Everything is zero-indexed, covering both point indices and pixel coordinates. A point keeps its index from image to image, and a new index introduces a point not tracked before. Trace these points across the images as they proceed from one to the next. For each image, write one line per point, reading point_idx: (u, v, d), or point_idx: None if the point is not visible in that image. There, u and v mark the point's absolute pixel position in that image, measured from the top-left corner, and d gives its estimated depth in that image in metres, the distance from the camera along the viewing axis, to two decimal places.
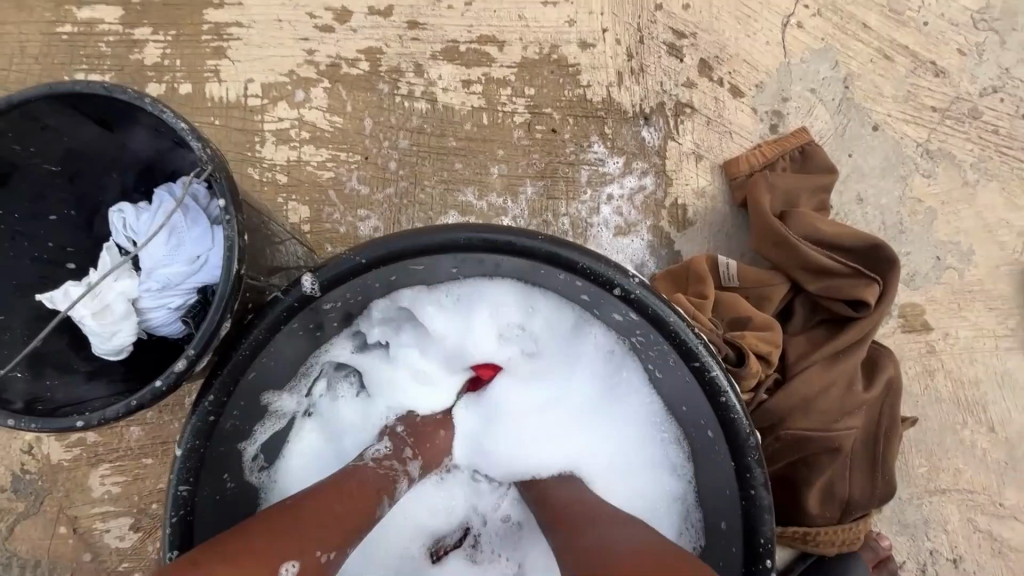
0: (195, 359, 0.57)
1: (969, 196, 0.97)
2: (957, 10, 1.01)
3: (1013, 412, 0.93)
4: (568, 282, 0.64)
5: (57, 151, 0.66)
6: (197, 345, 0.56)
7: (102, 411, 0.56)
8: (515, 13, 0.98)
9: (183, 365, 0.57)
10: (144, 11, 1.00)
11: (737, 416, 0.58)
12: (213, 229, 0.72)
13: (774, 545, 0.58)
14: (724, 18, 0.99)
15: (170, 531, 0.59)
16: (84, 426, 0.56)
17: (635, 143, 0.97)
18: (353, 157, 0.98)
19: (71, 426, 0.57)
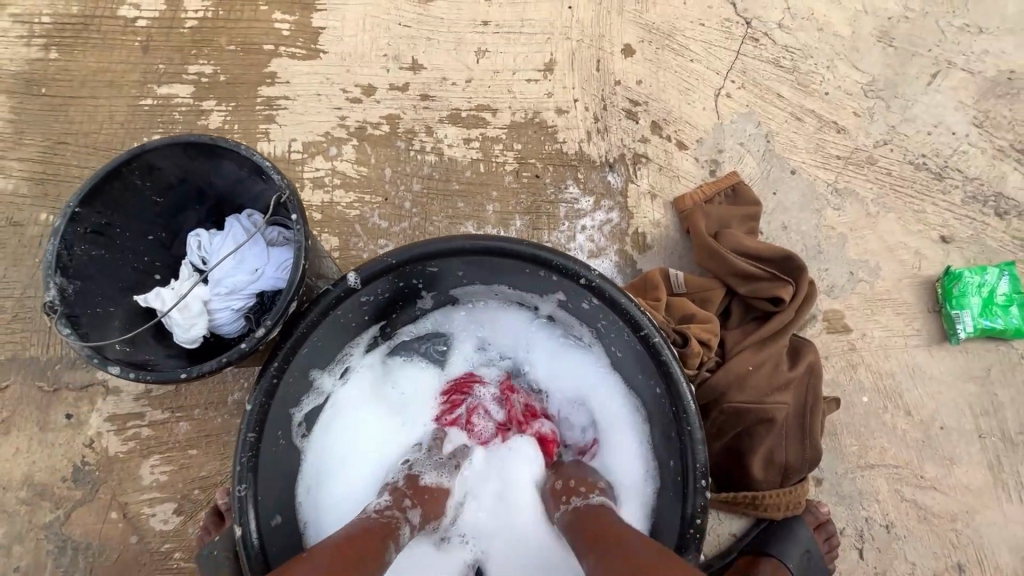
0: (269, 329, 0.80)
1: (873, 224, 1.21)
2: (850, 83, 1.29)
3: (925, 398, 1.11)
4: (547, 278, 0.85)
5: (164, 185, 0.88)
6: (273, 318, 0.79)
7: (201, 366, 0.78)
8: (505, 87, 1.25)
9: (266, 331, 0.79)
10: (210, 88, 1.27)
11: (674, 371, 0.78)
12: (269, 248, 0.93)
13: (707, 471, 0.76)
14: (668, 90, 1.26)
15: (241, 467, 0.75)
16: (188, 375, 0.77)
17: (603, 185, 1.21)
18: (376, 198, 1.21)
19: (177, 377, 0.77)
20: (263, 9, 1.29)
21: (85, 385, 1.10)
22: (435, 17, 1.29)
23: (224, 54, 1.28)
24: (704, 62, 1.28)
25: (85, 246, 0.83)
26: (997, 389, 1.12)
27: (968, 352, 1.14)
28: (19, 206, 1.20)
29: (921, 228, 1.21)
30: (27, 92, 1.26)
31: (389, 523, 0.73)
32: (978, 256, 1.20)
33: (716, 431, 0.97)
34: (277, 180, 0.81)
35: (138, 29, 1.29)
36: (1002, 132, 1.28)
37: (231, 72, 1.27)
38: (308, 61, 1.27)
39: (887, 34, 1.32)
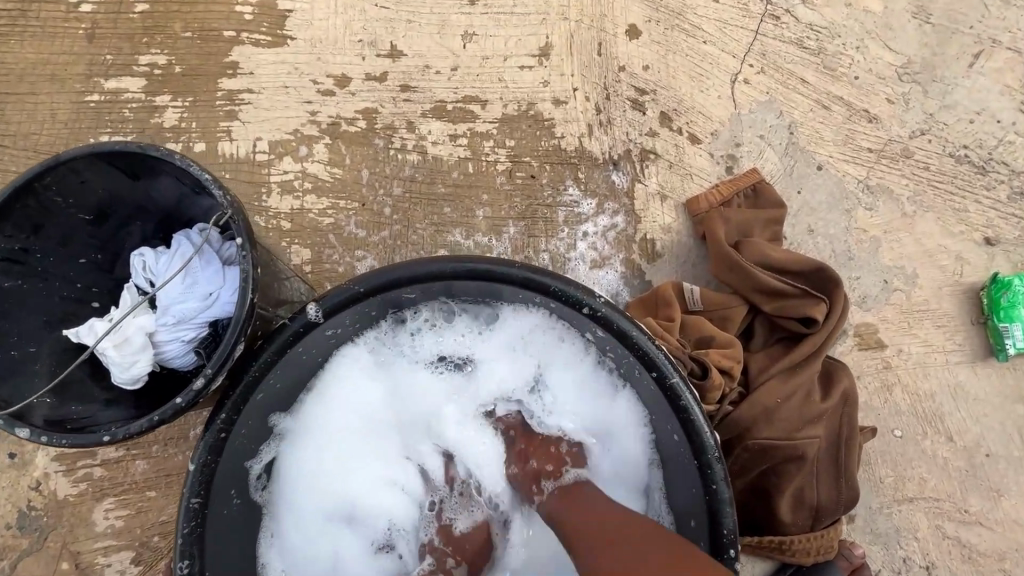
0: (212, 377, 0.66)
1: (909, 226, 1.08)
2: (883, 66, 1.15)
3: (969, 422, 1.00)
4: (543, 304, 0.73)
5: (91, 202, 0.76)
6: (215, 364, 0.65)
7: (129, 427, 0.65)
8: (495, 76, 1.11)
9: (205, 381, 0.65)
10: (165, 81, 1.13)
11: (693, 416, 0.67)
12: (225, 269, 0.81)
13: (737, 536, 0.66)
14: (679, 76, 1.12)
15: (184, 539, 0.65)
16: (112, 439, 0.65)
17: (607, 186, 1.08)
18: (352, 204, 1.08)
19: (99, 440, 0.65)
20: None
21: None
22: None
23: (179, 42, 1.14)
24: (719, 43, 1.14)
25: None
26: None
27: (1016, 370, 1.02)
28: None
29: (962, 229, 1.09)
30: None
31: None
32: None
33: (740, 469, 0.85)
34: (219, 195, 0.69)
35: (81, 14, 1.15)
36: None
37: (187, 63, 1.13)
38: (273, 48, 1.13)
39: (924, 9, 1.17)
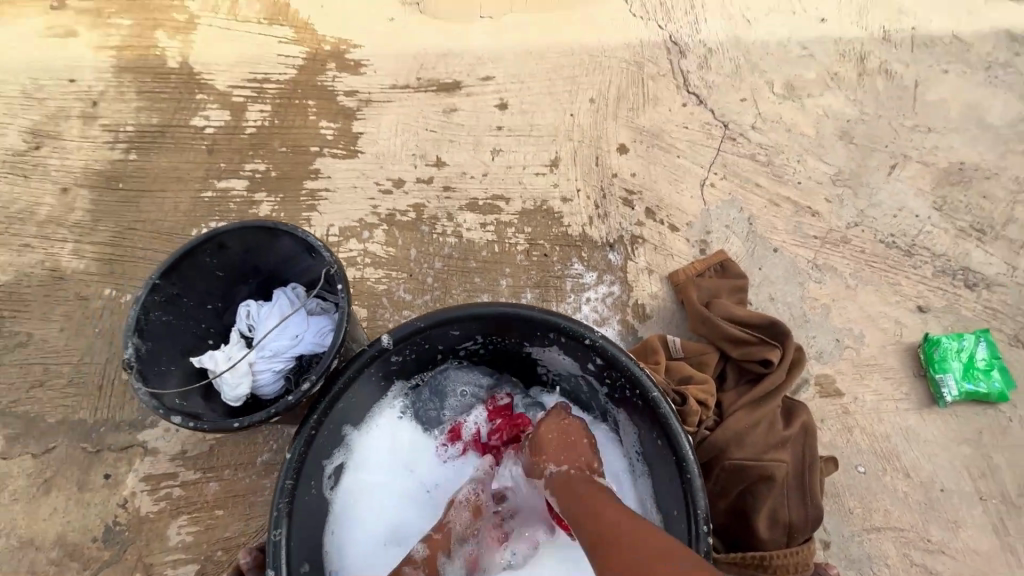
0: (314, 383, 0.90)
1: (853, 296, 1.33)
2: (819, 174, 1.48)
3: (923, 460, 1.16)
4: (555, 340, 0.96)
5: (227, 264, 1.03)
6: (318, 373, 0.89)
7: (251, 419, 0.88)
8: (517, 180, 1.45)
9: (312, 383, 0.89)
10: (263, 182, 1.47)
11: (670, 422, 0.87)
12: (310, 317, 1.06)
13: (710, 520, 0.82)
14: (659, 181, 1.45)
15: (278, 512, 0.82)
16: (241, 424, 0.87)
17: (605, 262, 1.35)
18: (401, 274, 1.36)
19: (230, 426, 0.88)
20: (312, 118, 1.53)
21: (126, 446, 1.18)
22: (457, 124, 1.51)
23: (276, 154, 1.50)
24: (690, 157, 1.48)
25: (158, 312, 0.96)
26: (991, 451, 1.16)
27: (957, 416, 1.20)
28: (87, 282, 1.35)
29: (898, 299, 1.33)
30: (106, 187, 1.47)
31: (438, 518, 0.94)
32: (954, 324, 1.30)
33: (720, 488, 1.02)
34: (328, 256, 0.97)
35: (206, 135, 1.53)
36: (961, 215, 1.43)
37: (282, 169, 1.48)
38: (348, 159, 1.48)
39: (847, 135, 1.52)
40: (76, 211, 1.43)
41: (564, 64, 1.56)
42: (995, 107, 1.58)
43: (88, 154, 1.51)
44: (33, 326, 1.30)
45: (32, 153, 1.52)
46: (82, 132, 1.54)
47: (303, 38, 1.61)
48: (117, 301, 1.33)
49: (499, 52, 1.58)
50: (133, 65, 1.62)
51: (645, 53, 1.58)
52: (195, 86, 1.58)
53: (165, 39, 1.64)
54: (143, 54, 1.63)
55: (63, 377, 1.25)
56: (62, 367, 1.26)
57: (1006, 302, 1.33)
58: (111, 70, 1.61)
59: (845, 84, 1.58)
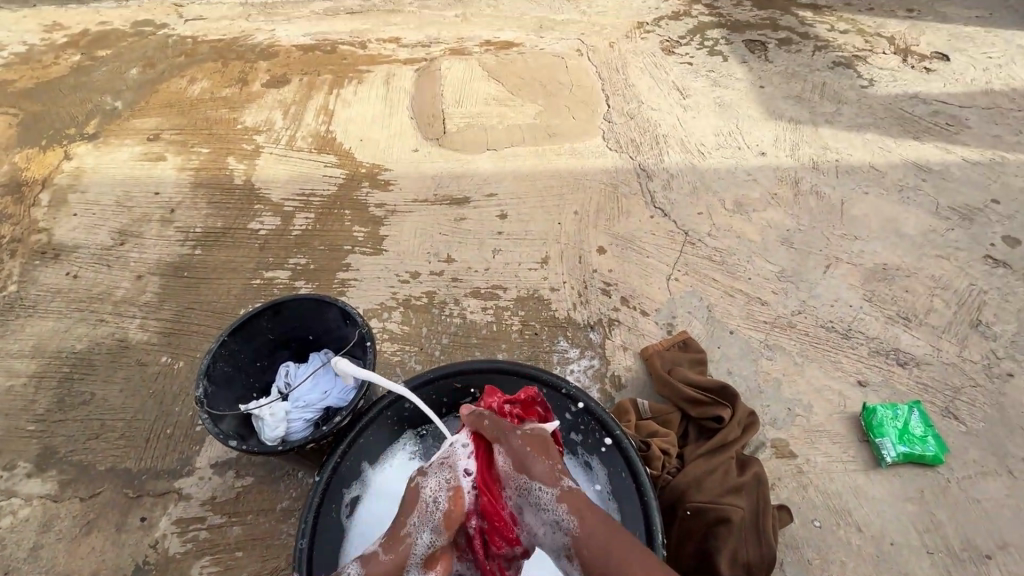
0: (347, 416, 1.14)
1: (800, 371, 1.54)
2: (766, 271, 1.77)
3: (872, 516, 1.29)
4: (539, 393, 1.18)
5: (277, 330, 1.29)
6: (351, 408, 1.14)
7: (295, 443, 1.13)
8: (513, 273, 1.75)
9: (343, 418, 1.15)
10: (304, 273, 1.78)
11: (631, 456, 1.09)
12: (337, 377, 1.29)
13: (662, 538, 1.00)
14: (632, 275, 1.74)
15: (305, 524, 1.01)
16: (285, 449, 1.13)
17: (586, 340, 1.60)
18: (413, 347, 1.60)
19: (276, 450, 1.12)
20: (347, 224, 1.88)
21: (163, 492, 1.34)
22: (465, 229, 1.85)
23: (316, 251, 1.82)
24: (657, 256, 1.78)
25: (221, 364, 1.20)
26: (933, 508, 1.30)
27: (901, 476, 1.35)
28: (148, 351, 1.60)
29: (840, 374, 1.54)
30: (173, 275, 1.78)
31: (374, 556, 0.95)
32: (892, 396, 1.50)
33: (686, 530, 1.16)
34: (360, 321, 1.22)
35: (260, 235, 1.87)
36: (888, 305, 1.69)
37: (319, 263, 1.80)
38: (375, 256, 1.80)
39: (787, 240, 1.84)
40: (146, 294, 1.73)
41: (553, 184, 1.95)
42: (910, 220, 1.89)
43: (162, 249, 1.84)
44: (97, 387, 1.53)
45: (117, 248, 1.85)
46: (160, 232, 1.89)
47: (346, 163, 2.03)
48: (170, 367, 1.56)
49: (501, 175, 1.98)
50: (208, 182, 2.02)
51: (618, 177, 1.97)
52: (255, 198, 1.96)
53: (236, 164, 2.07)
54: (216, 174, 2.04)
55: (117, 431, 1.44)
56: (118, 422, 1.46)
57: (935, 378, 1.54)
58: (189, 186, 2.01)
59: (783, 201, 1.94)
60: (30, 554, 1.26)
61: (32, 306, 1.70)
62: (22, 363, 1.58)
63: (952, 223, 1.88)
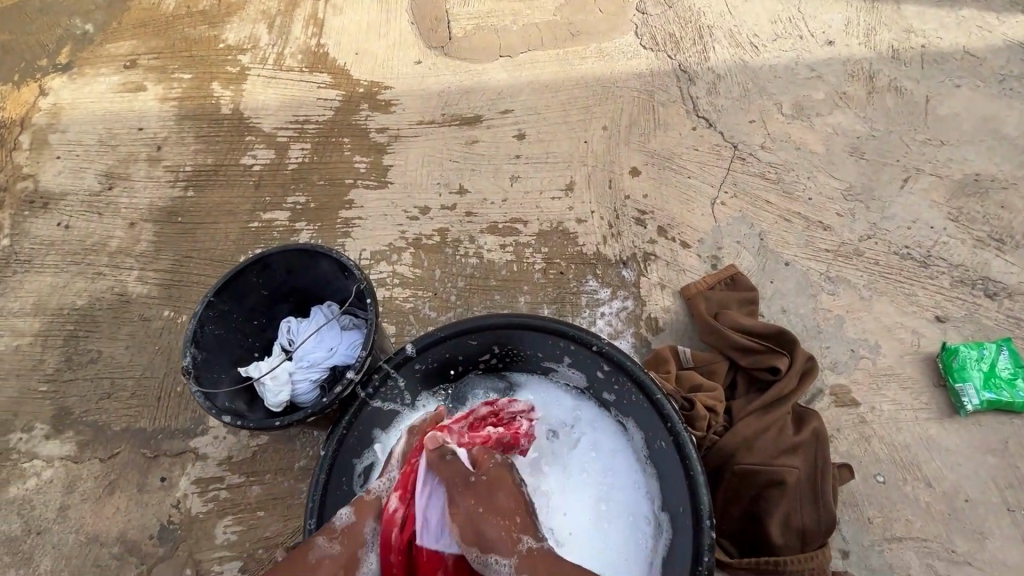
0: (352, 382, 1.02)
1: (867, 307, 1.34)
2: (831, 189, 1.50)
3: (946, 470, 1.17)
4: (565, 348, 1.03)
5: (271, 285, 1.17)
6: (356, 372, 1.03)
7: (294, 416, 1.02)
8: (534, 204, 1.54)
9: (345, 386, 1.02)
10: (303, 213, 1.61)
11: (672, 420, 0.93)
12: (343, 332, 1.17)
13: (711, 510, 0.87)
14: (671, 201, 1.51)
15: (313, 502, 0.94)
16: (282, 423, 1.01)
17: (619, 279, 1.42)
18: (427, 293, 1.46)
19: (273, 424, 1.02)
20: (346, 154, 1.67)
21: (180, 452, 1.30)
22: (478, 154, 1.62)
23: (315, 187, 1.63)
24: (700, 177, 1.53)
25: (213, 327, 1.11)
26: (1018, 461, 1.17)
27: (980, 425, 1.20)
28: (149, 305, 1.51)
29: (914, 309, 1.34)
30: (167, 220, 1.64)
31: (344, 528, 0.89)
32: (976, 334, 1.30)
33: (733, 493, 1.08)
34: (358, 275, 1.08)
35: (253, 172, 1.68)
36: (978, 225, 1.43)
37: (320, 201, 1.61)
38: (378, 189, 1.60)
39: (858, 150, 1.55)
40: (141, 243, 1.61)
41: (578, 96, 1.67)
42: (1013, 118, 1.56)
43: (152, 192, 1.69)
44: (103, 345, 1.46)
45: (107, 192, 1.70)
46: (147, 173, 1.72)
47: (341, 82, 1.77)
48: (174, 322, 1.47)
49: (516, 88, 1.70)
50: (193, 114, 1.79)
51: (655, 82, 1.67)
52: (245, 129, 1.74)
53: (221, 89, 1.82)
54: (201, 103, 1.81)
55: (127, 391, 1.39)
56: (127, 381, 1.40)
57: None
58: (173, 118, 1.80)
59: (855, 101, 1.61)
60: (60, 514, 1.28)
61: (28, 261, 1.61)
62: (26, 322, 1.52)
63: None
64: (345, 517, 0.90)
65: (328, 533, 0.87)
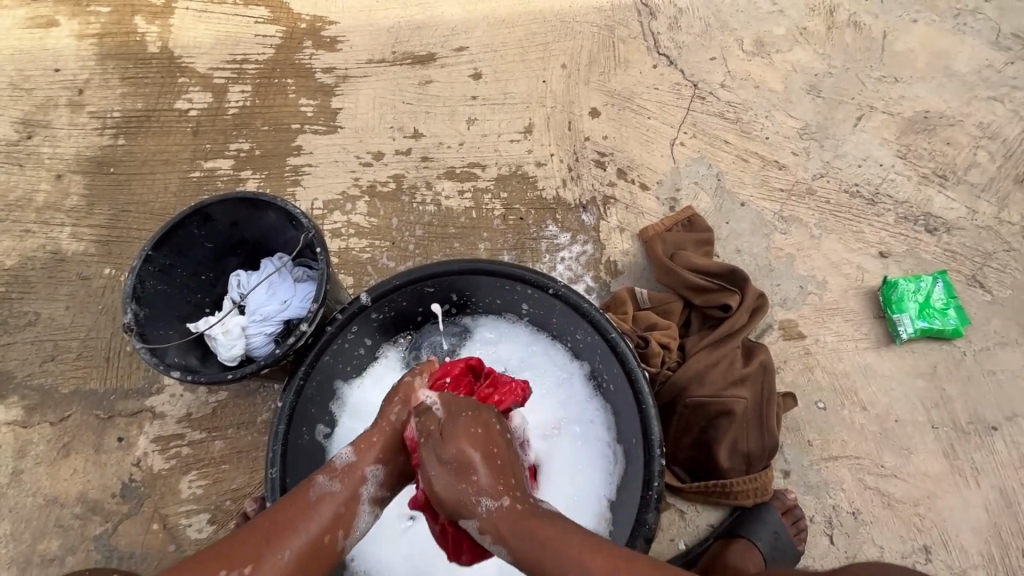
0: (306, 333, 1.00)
1: (817, 246, 1.38)
2: (787, 128, 1.50)
3: (879, 394, 1.26)
4: (524, 291, 1.03)
5: (215, 236, 1.13)
6: (309, 322, 1.00)
7: (248, 369, 0.99)
8: (492, 148, 1.49)
9: (299, 337, 1.00)
10: (248, 160, 1.50)
11: (625, 354, 0.95)
12: (297, 284, 1.13)
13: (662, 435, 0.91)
14: (630, 142, 1.48)
15: (274, 453, 0.92)
16: (235, 375, 0.98)
17: (579, 223, 1.41)
18: (384, 243, 1.42)
19: (225, 377, 0.99)
20: (291, 96, 1.55)
21: (136, 411, 1.27)
22: (432, 95, 1.55)
23: (260, 133, 1.52)
24: (660, 117, 1.51)
25: (154, 281, 1.06)
26: (944, 383, 1.26)
27: (913, 352, 1.29)
28: (87, 263, 1.42)
29: (860, 246, 1.39)
30: (97, 172, 1.51)
31: (329, 463, 0.84)
32: (915, 267, 1.37)
33: (686, 424, 1.15)
34: (306, 224, 1.04)
35: (191, 117, 1.55)
36: (924, 162, 1.47)
37: (264, 147, 1.51)
38: (328, 134, 1.51)
39: (815, 88, 1.54)
40: (71, 197, 1.49)
41: (535, 31, 1.58)
42: (964, 54, 1.56)
43: (77, 141, 1.54)
44: (41, 306, 1.39)
45: (25, 142, 1.55)
46: (70, 120, 1.56)
47: (280, 17, 1.61)
48: (116, 280, 1.40)
49: (471, 23, 1.59)
50: (116, 52, 1.61)
51: (615, 17, 1.59)
52: (177, 69, 1.59)
53: (145, 25, 1.63)
54: (124, 40, 1.62)
55: (74, 352, 1.33)
56: (72, 342, 1.34)
57: (966, 245, 1.39)
58: (94, 58, 1.61)
59: (814, 38, 1.59)
60: (13, 478, 1.25)
61: None
62: None
63: (1014, 55, 1.55)
64: (346, 455, 0.85)
65: (328, 471, 0.82)
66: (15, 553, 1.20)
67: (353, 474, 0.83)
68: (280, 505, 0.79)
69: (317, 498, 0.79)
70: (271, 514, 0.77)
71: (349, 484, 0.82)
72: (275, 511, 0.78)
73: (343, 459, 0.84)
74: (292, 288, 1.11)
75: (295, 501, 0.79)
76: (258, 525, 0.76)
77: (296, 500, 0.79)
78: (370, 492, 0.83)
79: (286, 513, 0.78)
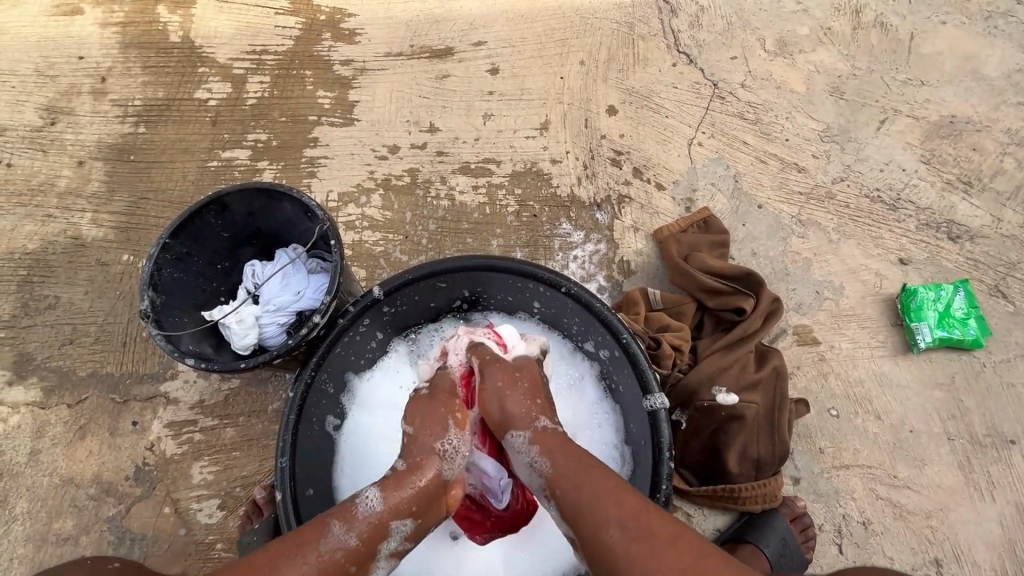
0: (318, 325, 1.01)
1: (835, 251, 1.36)
2: (808, 130, 1.48)
3: (894, 404, 1.24)
4: (535, 289, 1.04)
5: (232, 227, 1.14)
6: (321, 314, 1.01)
7: (259, 358, 1.00)
8: (507, 144, 1.48)
9: (311, 328, 1.01)
10: (265, 151, 1.51)
11: (636, 355, 0.98)
12: (310, 275, 1.14)
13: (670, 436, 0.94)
14: (647, 141, 1.47)
15: (284, 442, 0.95)
16: (247, 365, 0.99)
17: (592, 221, 1.40)
18: (397, 236, 1.42)
19: (237, 366, 1.00)
20: (309, 88, 1.56)
21: (150, 396, 1.29)
22: (448, 90, 1.54)
23: (277, 124, 1.53)
24: (678, 116, 1.49)
25: (171, 269, 1.08)
26: (961, 394, 1.24)
27: (931, 361, 1.26)
28: (106, 249, 1.44)
29: (879, 252, 1.36)
30: (117, 159, 1.53)
31: (349, 508, 0.78)
32: (936, 275, 1.34)
33: (695, 428, 1.14)
34: (320, 216, 1.05)
35: (210, 107, 1.56)
36: (948, 168, 1.44)
37: (281, 138, 1.52)
38: (344, 127, 1.52)
39: (838, 89, 1.51)
40: (92, 183, 1.51)
41: (554, 27, 1.57)
42: (994, 57, 1.52)
43: (99, 128, 1.57)
44: (61, 290, 1.41)
45: (49, 129, 1.57)
46: (92, 107, 1.58)
47: (299, 9, 1.62)
48: (134, 266, 1.42)
49: (490, 18, 1.59)
50: (138, 41, 1.63)
51: (636, 13, 1.58)
52: (197, 59, 1.60)
53: (167, 15, 1.64)
54: (146, 29, 1.64)
55: (91, 336, 1.36)
56: (90, 326, 1.37)
57: (989, 253, 1.36)
58: (117, 46, 1.63)
59: (839, 38, 1.55)
60: (31, 458, 1.28)
61: None
62: None
63: None
64: (372, 502, 0.79)
65: (347, 521, 0.76)
66: (31, 531, 1.23)
67: (375, 532, 0.77)
68: (284, 550, 0.73)
69: (329, 550, 0.74)
70: (276, 559, 0.72)
71: (365, 539, 0.76)
72: (278, 559, 0.72)
73: (370, 510, 0.78)
74: (305, 279, 1.12)
75: (299, 555, 0.72)
76: (258, 566, 0.71)
77: (305, 546, 0.73)
78: (390, 547, 0.80)
79: (293, 564, 0.71)
